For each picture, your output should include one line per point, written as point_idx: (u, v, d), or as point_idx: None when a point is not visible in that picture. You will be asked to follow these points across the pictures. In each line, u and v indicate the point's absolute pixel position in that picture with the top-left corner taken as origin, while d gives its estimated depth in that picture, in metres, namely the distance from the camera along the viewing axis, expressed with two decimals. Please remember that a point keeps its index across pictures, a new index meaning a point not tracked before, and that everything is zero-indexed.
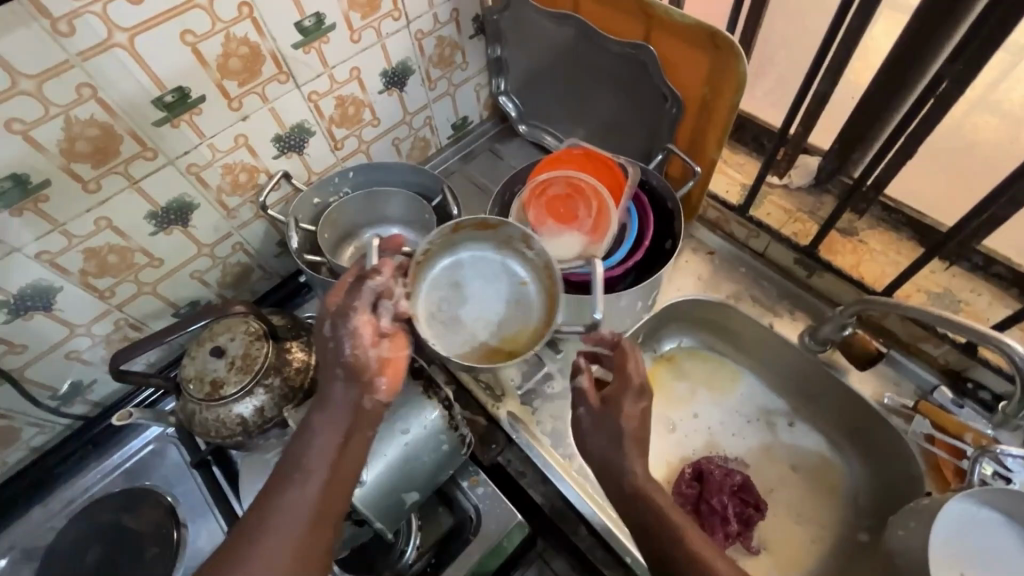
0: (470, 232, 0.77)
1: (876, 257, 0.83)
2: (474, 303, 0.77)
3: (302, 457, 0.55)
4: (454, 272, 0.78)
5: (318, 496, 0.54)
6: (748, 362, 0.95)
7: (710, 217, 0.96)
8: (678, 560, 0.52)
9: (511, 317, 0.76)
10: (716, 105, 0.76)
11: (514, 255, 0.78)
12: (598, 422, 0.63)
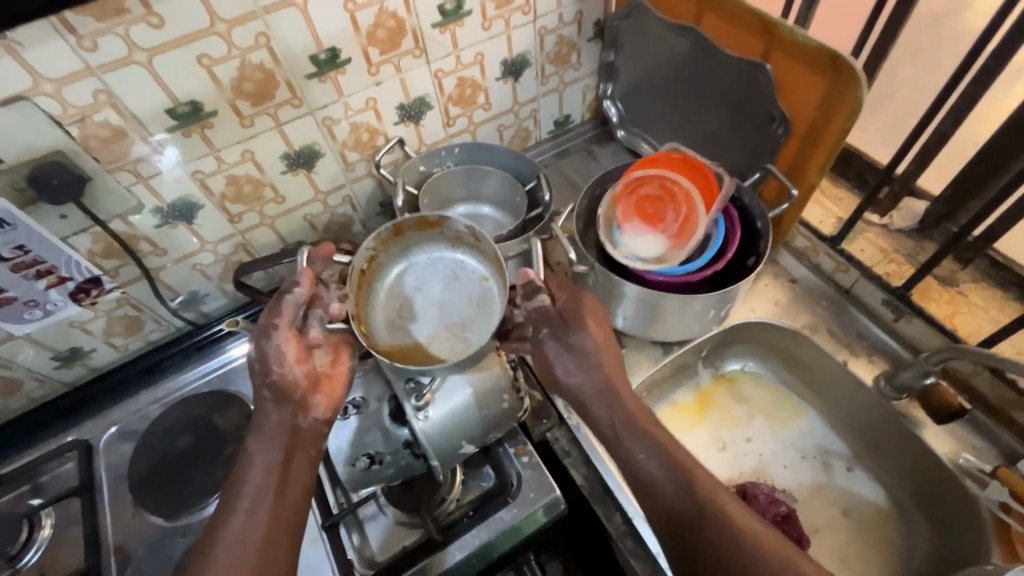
0: (412, 233, 0.82)
1: (975, 311, 0.79)
2: (436, 305, 0.81)
3: (247, 485, 0.66)
4: (410, 277, 0.84)
5: (273, 503, 0.65)
6: (814, 399, 0.93)
7: (799, 245, 0.94)
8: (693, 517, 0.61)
9: (463, 310, 0.80)
10: (826, 131, 0.76)
11: (469, 255, 0.83)
12: (570, 356, 0.72)
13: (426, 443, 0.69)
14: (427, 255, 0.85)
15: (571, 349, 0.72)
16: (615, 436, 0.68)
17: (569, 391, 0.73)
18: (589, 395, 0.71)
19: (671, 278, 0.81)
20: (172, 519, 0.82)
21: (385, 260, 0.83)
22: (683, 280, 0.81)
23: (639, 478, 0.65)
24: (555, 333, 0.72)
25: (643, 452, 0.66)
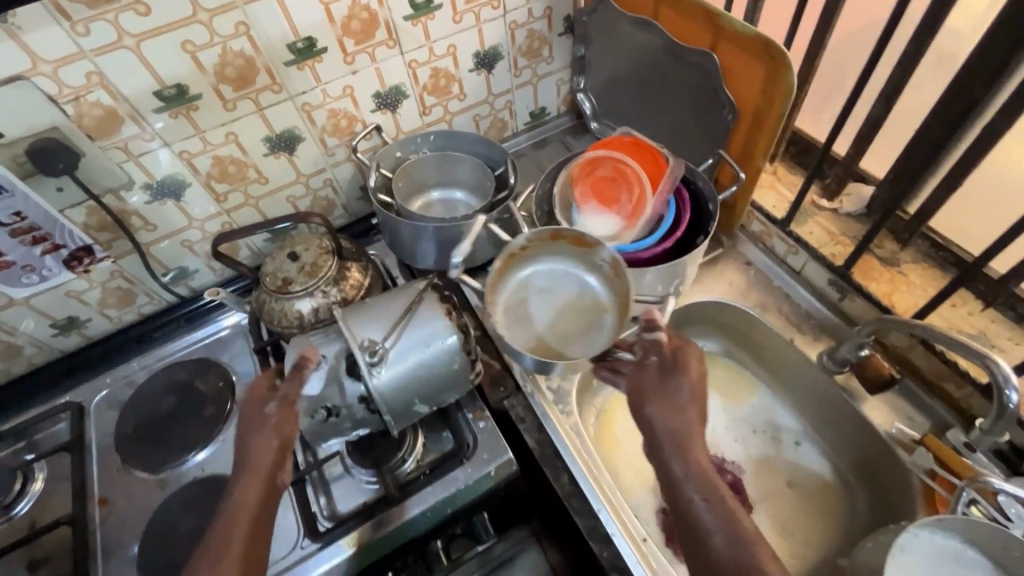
0: (566, 245, 0.86)
1: (913, 289, 0.83)
2: (549, 312, 0.85)
3: (222, 537, 0.64)
4: (546, 280, 0.87)
5: (251, 524, 0.66)
6: (767, 377, 0.96)
7: (754, 229, 0.98)
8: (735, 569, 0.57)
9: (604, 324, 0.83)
10: (768, 116, 0.81)
11: (590, 271, 0.87)
12: (660, 392, 0.71)
13: (379, 399, 0.74)
14: (573, 264, 0.88)
15: (667, 384, 0.71)
16: (683, 481, 0.64)
17: (648, 425, 0.70)
18: (660, 431, 0.69)
19: (623, 255, 0.85)
20: (155, 472, 0.89)
21: (537, 253, 0.87)
22: (634, 257, 0.85)
23: (686, 514, 0.63)
24: (657, 366, 0.72)
25: (696, 488, 0.63)
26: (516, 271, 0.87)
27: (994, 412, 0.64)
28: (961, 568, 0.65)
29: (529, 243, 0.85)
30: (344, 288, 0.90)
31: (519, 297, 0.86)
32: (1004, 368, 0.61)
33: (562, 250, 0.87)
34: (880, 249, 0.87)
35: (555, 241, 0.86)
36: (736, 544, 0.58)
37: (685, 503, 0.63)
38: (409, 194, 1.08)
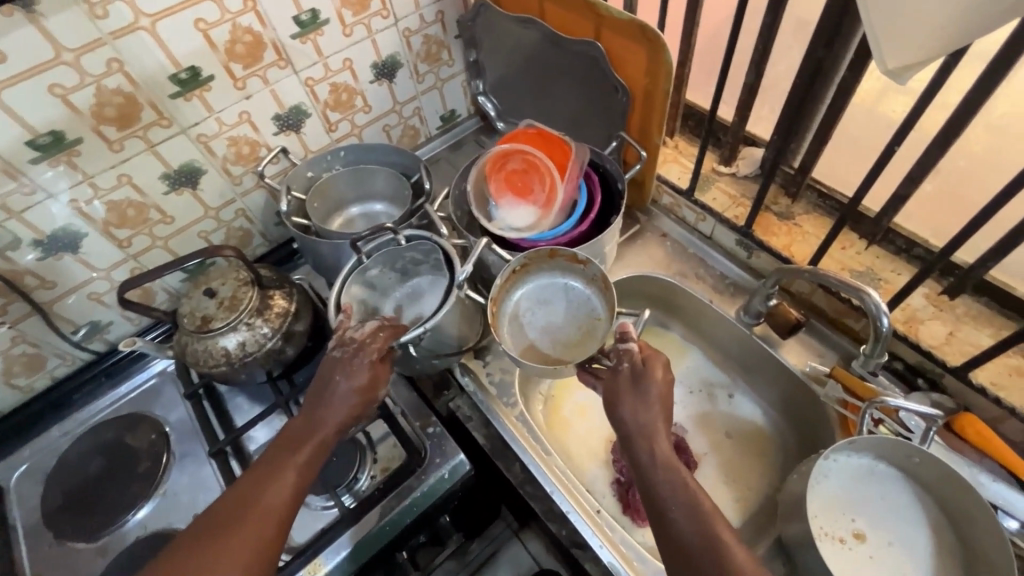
0: (562, 261, 0.87)
1: (808, 238, 0.90)
2: (546, 322, 0.87)
3: (295, 443, 0.68)
4: (544, 291, 0.89)
5: (315, 449, 0.68)
6: (695, 338, 1.01)
7: (665, 202, 1.04)
8: (699, 550, 0.56)
9: (595, 333, 0.84)
10: (656, 94, 0.85)
11: (583, 279, 0.87)
12: (633, 394, 0.67)
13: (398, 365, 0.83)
14: (571, 277, 0.88)
15: (639, 386, 0.68)
16: (651, 470, 0.63)
17: (620, 424, 0.67)
18: (630, 427, 0.66)
19: (549, 243, 0.87)
20: (93, 539, 0.84)
21: (539, 269, 0.89)
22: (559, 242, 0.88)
23: (667, 515, 0.59)
24: (633, 369, 0.69)
25: (673, 488, 0.60)
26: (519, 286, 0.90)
27: (873, 339, 0.71)
28: (875, 481, 0.72)
29: (528, 260, 0.87)
30: (269, 317, 0.89)
31: (523, 310, 0.89)
32: (876, 298, 0.67)
33: (559, 264, 0.88)
34: (776, 206, 0.94)
35: (553, 257, 0.87)
36: (709, 540, 0.56)
37: (662, 506, 0.60)
38: (326, 213, 1.06)
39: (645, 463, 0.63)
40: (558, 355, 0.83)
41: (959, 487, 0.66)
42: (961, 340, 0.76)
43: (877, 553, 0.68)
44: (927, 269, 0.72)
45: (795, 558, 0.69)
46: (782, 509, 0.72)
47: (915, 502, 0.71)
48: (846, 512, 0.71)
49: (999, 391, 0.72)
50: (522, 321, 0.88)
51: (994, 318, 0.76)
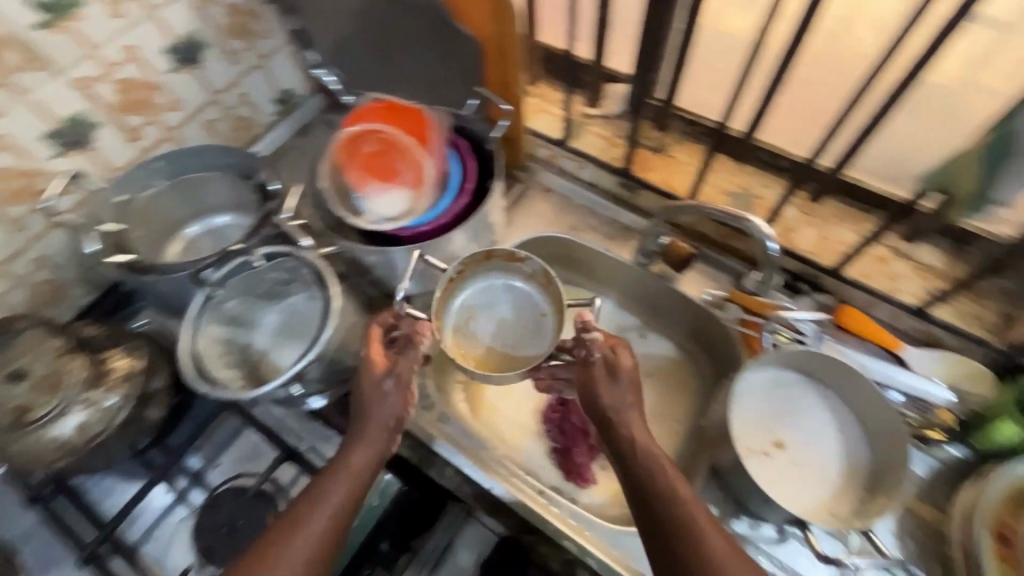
0: (500, 261, 0.83)
1: (685, 168, 0.92)
2: (490, 330, 0.82)
3: (276, 550, 0.55)
4: (483, 297, 0.84)
5: (304, 552, 0.55)
6: (599, 287, 0.98)
7: (541, 155, 0.99)
8: (675, 536, 0.54)
9: (541, 327, 0.80)
10: (508, 40, 0.81)
11: (523, 277, 0.83)
12: (607, 383, 0.65)
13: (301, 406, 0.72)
14: (509, 278, 0.84)
15: (615, 378, 0.66)
16: (631, 458, 0.60)
17: (595, 408, 0.65)
18: (605, 411, 0.64)
19: (430, 224, 0.79)
20: None
21: (474, 273, 0.84)
22: (443, 221, 0.80)
23: (646, 504, 0.57)
24: (601, 364, 0.66)
25: (653, 473, 0.58)
26: (407, 277, 0.83)
27: (765, 263, 0.73)
28: (786, 392, 0.75)
29: (463, 266, 0.81)
30: (111, 384, 0.72)
31: (462, 322, 0.82)
32: (757, 224, 0.69)
33: (496, 265, 0.84)
34: (648, 141, 0.93)
35: (489, 259, 0.82)
36: (684, 526, 0.54)
37: (643, 493, 0.58)
38: (156, 240, 0.88)
39: (625, 450, 0.61)
40: (510, 358, 0.79)
41: (854, 379, 0.71)
42: (832, 242, 0.82)
43: (800, 458, 0.73)
44: (799, 174, 0.78)
45: (730, 482, 0.71)
46: (710, 440, 0.74)
47: (824, 401, 0.75)
48: (771, 427, 0.74)
49: (870, 282, 0.79)
50: (467, 331, 0.81)
51: (854, 213, 0.82)
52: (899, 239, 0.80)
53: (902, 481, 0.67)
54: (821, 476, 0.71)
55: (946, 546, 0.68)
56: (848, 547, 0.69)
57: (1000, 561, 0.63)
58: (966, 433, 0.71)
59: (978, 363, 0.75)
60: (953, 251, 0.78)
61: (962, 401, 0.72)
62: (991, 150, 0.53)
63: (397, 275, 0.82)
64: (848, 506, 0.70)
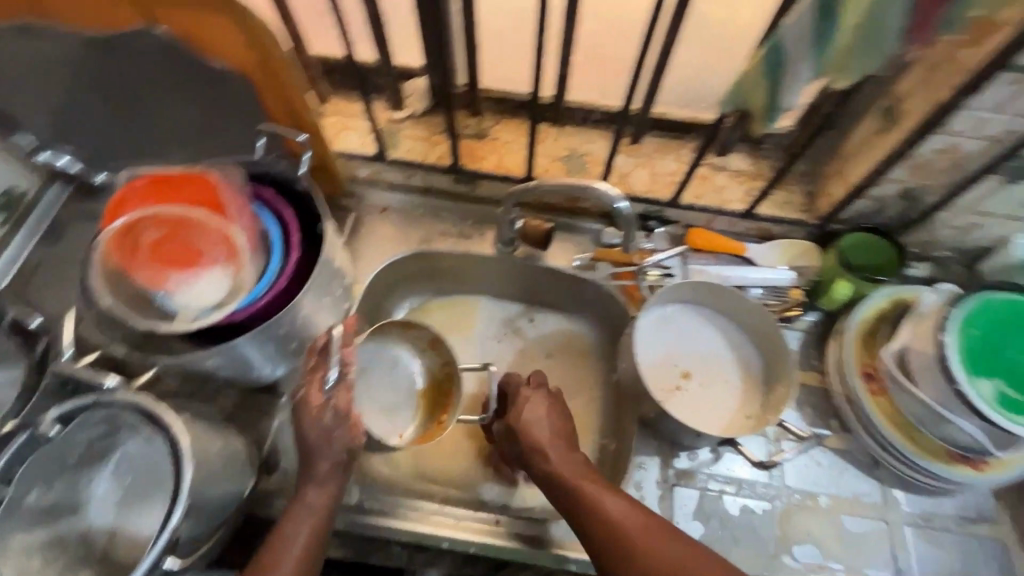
0: (399, 332, 0.80)
1: (512, 147, 0.88)
2: (380, 400, 0.80)
3: None
4: (388, 358, 0.82)
5: None
6: (473, 287, 0.94)
7: (364, 175, 0.90)
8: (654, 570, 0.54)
9: (429, 411, 0.80)
10: (276, 69, 0.68)
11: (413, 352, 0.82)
12: (539, 442, 0.65)
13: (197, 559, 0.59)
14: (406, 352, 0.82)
15: (546, 432, 0.66)
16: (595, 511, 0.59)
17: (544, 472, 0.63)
18: (551, 475, 0.63)
19: (271, 290, 0.67)
20: None
21: (380, 337, 0.81)
22: (282, 284, 0.68)
23: (615, 555, 0.56)
24: (539, 440, 0.65)
25: (619, 520, 0.57)
26: (265, 363, 0.70)
27: (620, 223, 0.74)
28: (676, 323, 0.80)
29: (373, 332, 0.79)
30: None
31: (364, 376, 0.81)
32: (605, 188, 0.70)
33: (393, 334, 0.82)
34: (468, 129, 0.89)
35: (390, 328, 0.80)
36: (659, 559, 0.54)
37: (611, 547, 0.56)
38: None
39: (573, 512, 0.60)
40: (380, 429, 0.78)
41: (721, 293, 0.77)
42: (661, 175, 0.86)
43: (705, 380, 0.77)
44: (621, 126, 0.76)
45: (660, 428, 0.73)
46: (631, 398, 0.76)
47: (711, 319, 0.80)
48: (674, 360, 0.78)
49: (702, 201, 0.85)
50: (372, 393, 0.80)
51: (670, 144, 0.87)
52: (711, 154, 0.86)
53: (794, 370, 0.72)
54: (726, 389, 0.77)
55: (832, 400, 0.78)
56: (768, 440, 0.76)
57: (871, 394, 0.74)
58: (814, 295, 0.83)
59: (803, 240, 0.85)
60: (754, 151, 0.87)
61: (802, 275, 0.82)
62: (770, 56, 0.53)
63: (251, 365, 0.69)
64: (755, 408, 0.76)
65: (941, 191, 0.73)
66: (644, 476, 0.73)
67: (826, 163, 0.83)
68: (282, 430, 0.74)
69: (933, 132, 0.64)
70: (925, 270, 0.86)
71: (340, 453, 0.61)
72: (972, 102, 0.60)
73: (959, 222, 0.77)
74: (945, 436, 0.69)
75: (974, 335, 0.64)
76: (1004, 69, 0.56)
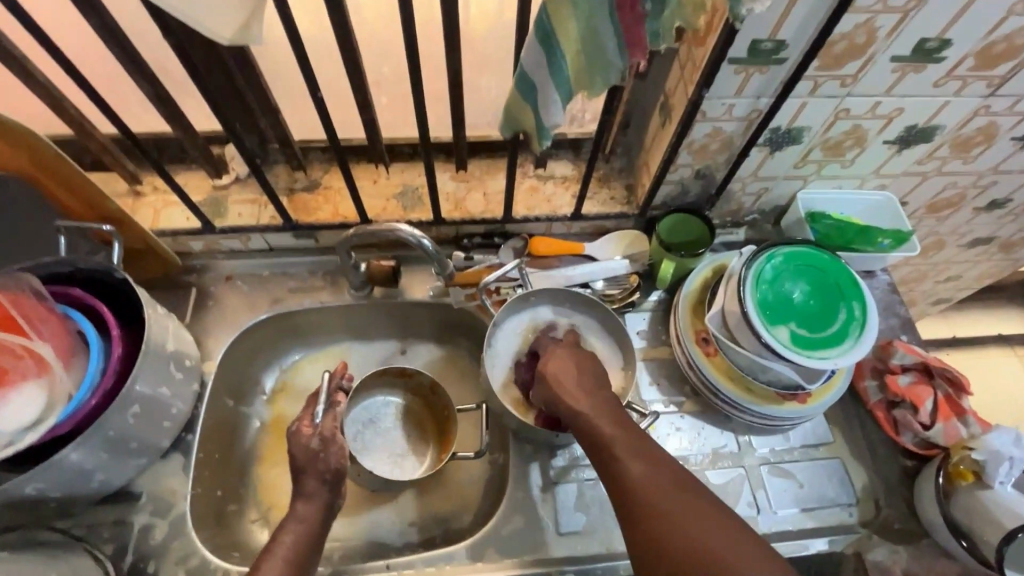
0: (393, 378, 0.86)
1: (345, 194, 0.88)
2: (381, 449, 0.84)
3: None
4: (377, 410, 0.86)
5: None
6: (343, 334, 0.94)
7: (199, 248, 0.87)
8: (628, 481, 0.60)
9: (436, 449, 0.85)
10: (53, 165, 0.65)
11: (412, 396, 0.87)
12: (554, 378, 0.71)
13: None
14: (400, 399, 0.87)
15: (562, 377, 0.71)
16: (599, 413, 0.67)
17: (556, 374, 0.72)
18: (564, 372, 0.72)
19: (96, 393, 0.65)
20: None
21: (371, 390, 0.86)
22: (107, 385, 0.65)
23: (601, 458, 0.63)
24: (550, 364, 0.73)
25: (608, 429, 0.64)
26: (102, 471, 0.66)
27: (432, 257, 0.77)
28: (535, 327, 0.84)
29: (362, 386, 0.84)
30: None
31: (362, 429, 0.85)
32: (405, 229, 0.73)
33: (382, 384, 0.86)
34: (297, 183, 0.88)
35: (379, 378, 0.85)
36: (635, 475, 0.60)
37: (603, 453, 0.63)
38: None
39: (573, 417, 0.67)
40: (391, 475, 0.82)
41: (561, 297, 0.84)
42: (493, 194, 0.90)
43: None
44: (428, 156, 0.76)
45: (531, 433, 0.77)
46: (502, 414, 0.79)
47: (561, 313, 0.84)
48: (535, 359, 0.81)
49: (534, 212, 0.89)
50: (373, 445, 0.84)
51: (496, 163, 0.92)
52: (535, 167, 0.92)
53: None
54: None
55: (680, 368, 0.85)
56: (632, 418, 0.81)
57: (707, 355, 0.82)
58: (652, 276, 0.91)
59: (631, 229, 0.92)
60: (574, 157, 0.93)
61: (635, 260, 0.90)
62: (521, 84, 0.58)
63: (85, 478, 0.64)
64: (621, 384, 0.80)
65: (726, 166, 0.83)
66: (525, 481, 0.77)
67: (635, 157, 0.91)
68: (142, 533, 0.69)
69: (696, 122, 0.73)
70: (743, 234, 0.96)
71: (311, 476, 0.65)
72: (716, 92, 0.69)
73: (751, 189, 0.88)
74: (770, 380, 0.77)
75: (765, 289, 0.73)
76: (726, 63, 0.64)
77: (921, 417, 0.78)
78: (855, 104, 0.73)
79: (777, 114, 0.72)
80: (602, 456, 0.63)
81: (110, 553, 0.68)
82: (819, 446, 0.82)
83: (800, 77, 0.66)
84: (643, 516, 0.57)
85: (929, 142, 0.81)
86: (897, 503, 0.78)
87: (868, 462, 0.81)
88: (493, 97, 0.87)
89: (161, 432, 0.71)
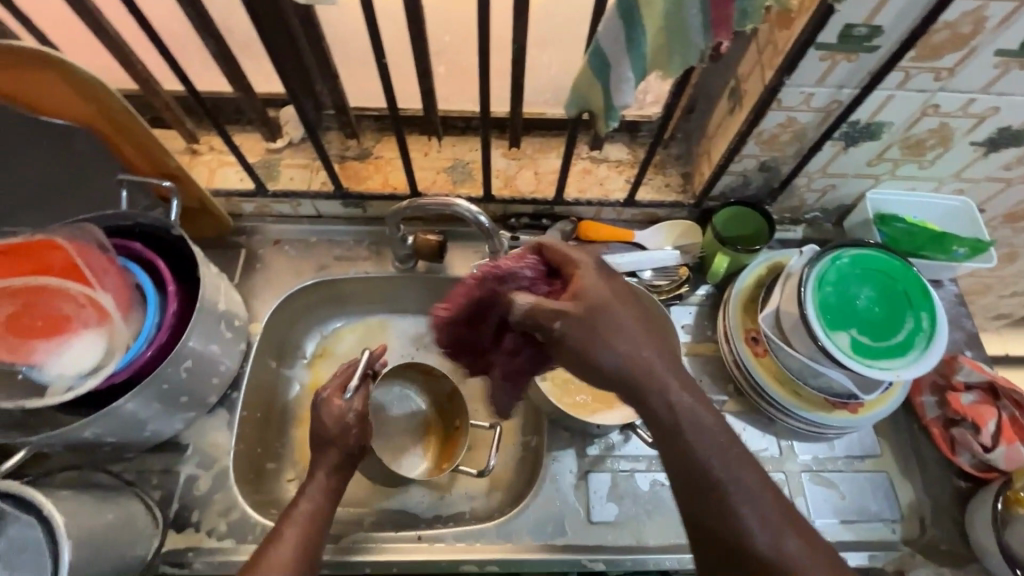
0: (416, 374, 0.87)
1: (396, 164, 0.88)
2: (386, 439, 0.85)
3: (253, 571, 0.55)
4: (395, 399, 0.87)
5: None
6: (384, 306, 0.94)
7: (250, 209, 0.88)
8: (718, 506, 0.47)
9: (437, 455, 0.85)
10: (120, 119, 0.66)
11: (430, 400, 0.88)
12: (607, 332, 0.50)
13: None
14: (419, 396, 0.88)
15: (610, 326, 0.50)
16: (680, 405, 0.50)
17: (615, 330, 0.51)
18: (626, 328, 0.51)
19: (151, 345, 0.66)
20: None
21: (396, 379, 0.87)
22: (162, 339, 0.67)
23: (690, 463, 0.48)
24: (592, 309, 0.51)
25: (703, 441, 0.48)
26: (154, 420, 0.68)
27: (486, 238, 0.76)
28: None
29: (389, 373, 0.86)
30: None
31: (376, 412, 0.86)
32: (464, 206, 0.72)
33: (405, 379, 0.87)
34: (349, 151, 0.88)
35: (403, 371, 0.86)
36: (731, 502, 0.47)
37: (690, 463, 0.48)
38: None
39: (651, 410, 0.50)
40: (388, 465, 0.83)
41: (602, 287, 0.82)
42: (545, 173, 0.88)
43: None
44: (485, 131, 0.74)
45: (568, 420, 0.76)
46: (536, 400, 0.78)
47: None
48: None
49: (585, 195, 0.87)
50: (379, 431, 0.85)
51: (551, 142, 0.90)
52: (589, 148, 0.89)
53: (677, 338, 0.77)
54: None
55: (725, 366, 0.83)
56: None
57: (756, 356, 0.79)
58: (702, 270, 0.88)
59: (684, 219, 0.89)
60: (631, 140, 0.90)
61: (687, 252, 0.87)
62: (594, 59, 0.55)
63: (139, 426, 0.67)
64: None
65: (794, 160, 0.78)
66: (559, 467, 0.76)
67: (696, 144, 0.87)
68: (188, 482, 0.72)
69: (769, 110, 0.69)
70: (801, 232, 0.91)
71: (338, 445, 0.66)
72: (797, 80, 0.65)
73: (817, 185, 0.83)
74: (822, 386, 0.75)
75: (828, 292, 0.70)
76: (812, 48, 0.60)
77: (982, 438, 0.75)
78: (946, 100, 0.68)
79: (859, 106, 0.67)
80: (695, 472, 0.48)
81: (157, 498, 0.71)
82: (865, 459, 0.79)
83: (891, 68, 0.61)
84: (747, 552, 0.46)
85: (1022, 147, 0.75)
86: (943, 524, 0.75)
87: (916, 479, 0.78)
88: (554, 73, 0.85)
89: (209, 388, 0.73)
